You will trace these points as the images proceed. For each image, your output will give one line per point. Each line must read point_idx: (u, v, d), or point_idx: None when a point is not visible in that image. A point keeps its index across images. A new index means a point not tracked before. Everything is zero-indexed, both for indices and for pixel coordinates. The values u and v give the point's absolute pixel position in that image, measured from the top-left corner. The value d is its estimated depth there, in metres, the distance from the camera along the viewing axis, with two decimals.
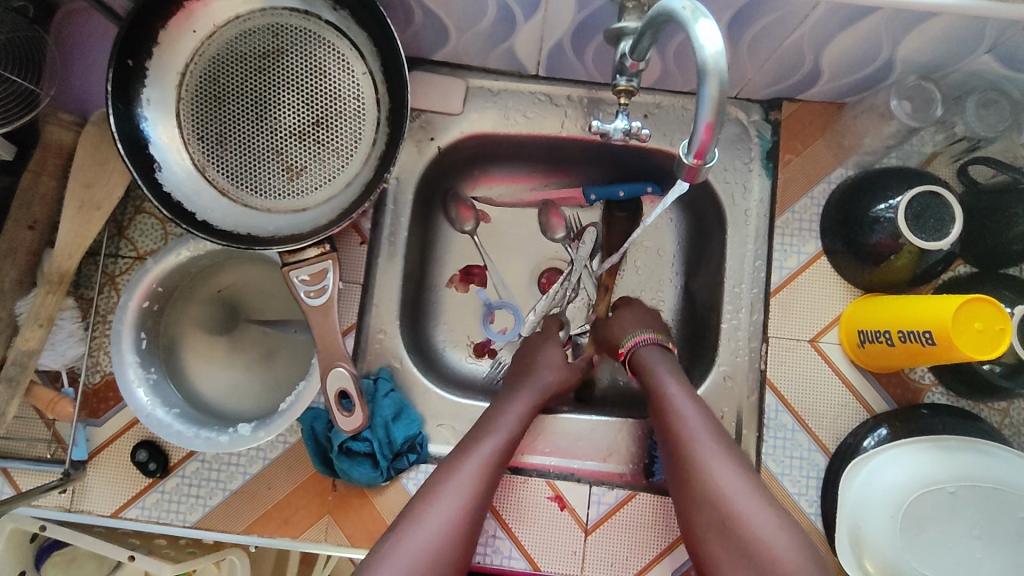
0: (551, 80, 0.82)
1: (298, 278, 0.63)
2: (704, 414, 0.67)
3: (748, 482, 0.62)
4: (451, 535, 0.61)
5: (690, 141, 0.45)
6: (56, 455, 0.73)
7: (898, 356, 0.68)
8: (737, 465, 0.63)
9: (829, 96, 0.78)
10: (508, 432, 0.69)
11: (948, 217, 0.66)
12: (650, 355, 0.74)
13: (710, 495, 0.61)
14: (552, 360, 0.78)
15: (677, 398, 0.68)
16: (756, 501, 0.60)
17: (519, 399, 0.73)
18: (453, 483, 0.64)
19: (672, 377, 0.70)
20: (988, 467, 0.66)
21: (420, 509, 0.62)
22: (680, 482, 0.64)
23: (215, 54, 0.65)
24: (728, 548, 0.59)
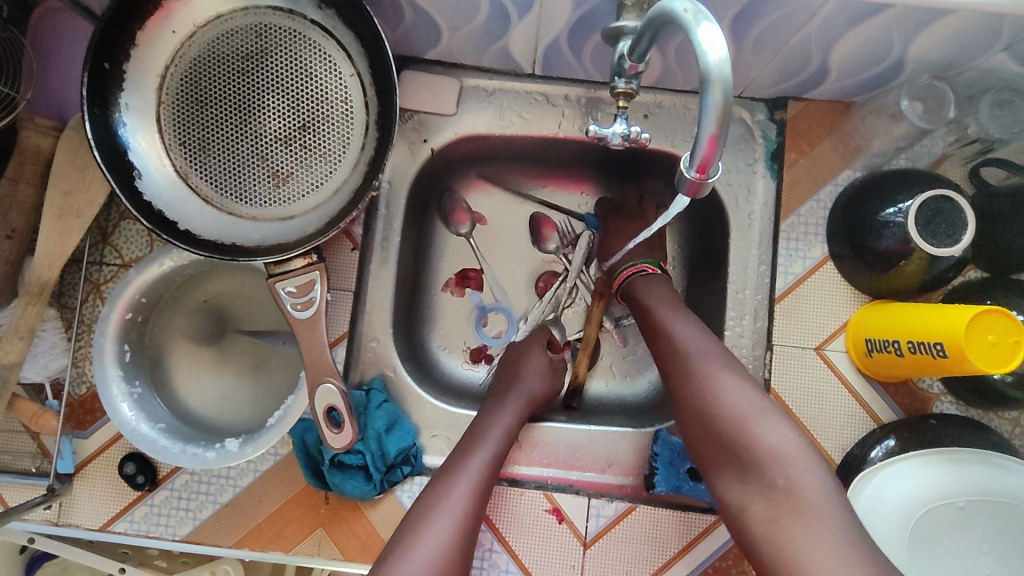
0: (548, 79, 0.79)
1: (284, 290, 0.61)
2: (694, 321, 0.66)
3: (738, 377, 0.60)
4: (446, 562, 0.57)
5: (692, 154, 0.42)
6: (42, 468, 0.72)
7: (907, 367, 0.66)
8: (727, 363, 0.61)
9: (836, 95, 0.75)
10: (494, 453, 0.66)
11: (960, 222, 0.63)
12: (642, 279, 0.73)
13: (698, 393, 0.60)
14: (536, 372, 0.77)
15: (666, 314, 0.67)
16: (746, 393, 0.58)
17: (507, 408, 0.71)
18: (444, 508, 0.60)
19: (663, 297, 0.70)
20: (995, 480, 0.64)
21: (411, 537, 0.57)
22: (673, 391, 0.63)
23: (195, 55, 0.62)
24: (718, 443, 0.58)
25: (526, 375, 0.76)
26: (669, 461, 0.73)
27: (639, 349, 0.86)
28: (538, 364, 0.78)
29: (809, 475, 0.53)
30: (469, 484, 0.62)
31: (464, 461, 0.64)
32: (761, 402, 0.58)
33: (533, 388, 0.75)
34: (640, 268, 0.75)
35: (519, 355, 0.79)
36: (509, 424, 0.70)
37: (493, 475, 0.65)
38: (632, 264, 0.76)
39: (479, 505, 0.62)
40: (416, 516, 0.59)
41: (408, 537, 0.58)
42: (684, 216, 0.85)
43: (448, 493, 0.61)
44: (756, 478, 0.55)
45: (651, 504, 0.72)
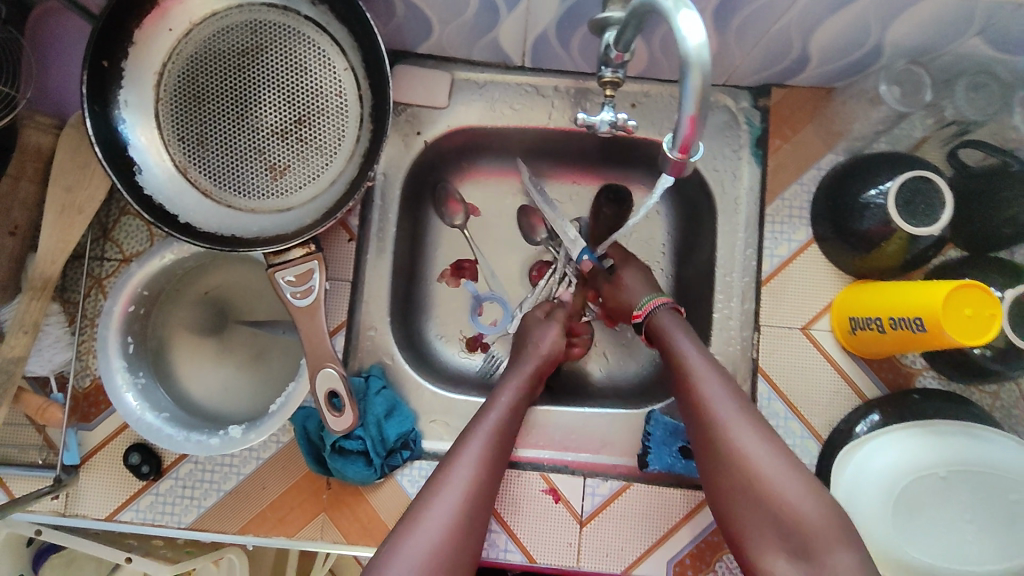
0: (538, 71, 0.81)
1: (284, 279, 0.63)
2: (724, 376, 0.65)
3: (772, 444, 0.60)
4: (448, 543, 0.58)
5: (674, 136, 0.44)
6: (48, 460, 0.73)
7: (889, 344, 0.68)
8: (760, 427, 0.61)
9: (818, 81, 0.77)
10: (491, 430, 0.67)
11: (938, 202, 0.66)
12: (664, 318, 0.72)
13: (732, 457, 0.60)
14: (542, 340, 0.77)
15: (698, 363, 0.66)
16: (780, 462, 0.58)
17: (513, 379, 0.73)
18: (445, 489, 0.61)
19: (690, 341, 0.68)
20: (978, 451, 0.65)
21: (414, 520, 0.59)
22: (702, 449, 0.63)
23: (192, 53, 0.64)
24: (751, 511, 0.58)
25: (531, 344, 0.78)
26: (661, 442, 0.75)
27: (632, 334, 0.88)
28: (546, 330, 0.79)
29: (847, 555, 0.53)
30: (471, 465, 0.63)
31: (463, 443, 0.65)
32: (797, 473, 0.58)
33: (538, 355, 0.76)
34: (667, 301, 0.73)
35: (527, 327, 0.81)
36: (515, 395, 0.72)
37: (495, 454, 0.66)
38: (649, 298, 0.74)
39: (484, 483, 0.63)
40: (421, 501, 0.61)
41: (411, 521, 0.59)
42: (673, 203, 0.87)
43: (449, 476, 0.62)
44: (797, 557, 0.54)
45: (645, 482, 0.74)
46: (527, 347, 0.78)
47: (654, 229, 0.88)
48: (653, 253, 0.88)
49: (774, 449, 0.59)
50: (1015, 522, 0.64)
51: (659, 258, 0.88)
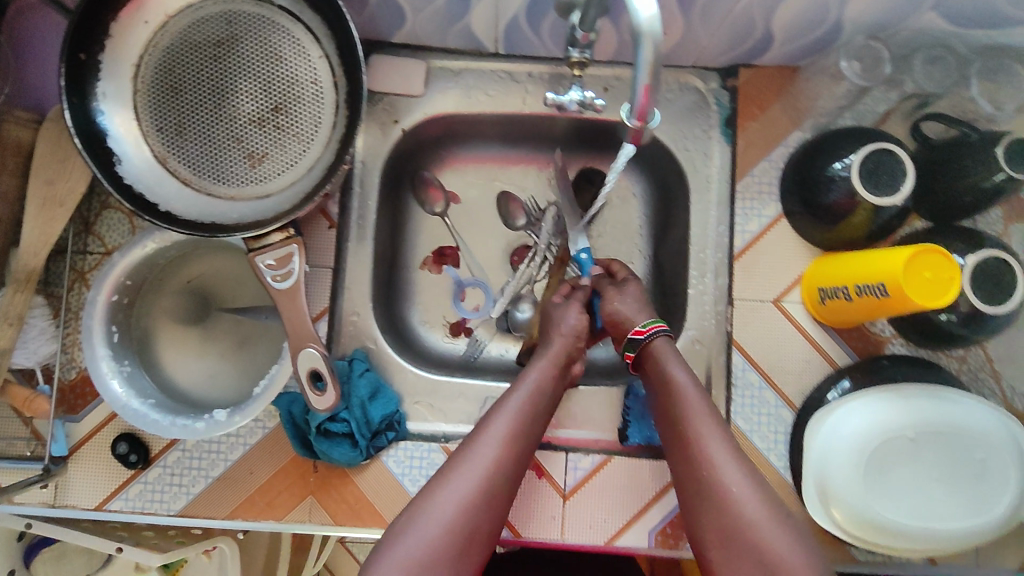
0: (512, 57, 0.82)
1: (263, 263, 0.64)
2: (715, 413, 0.63)
3: (759, 489, 0.57)
4: (467, 516, 0.57)
5: (631, 106, 0.47)
6: (36, 452, 0.74)
7: (856, 311, 0.70)
8: (748, 468, 0.59)
9: (783, 60, 0.79)
10: (516, 412, 0.65)
11: (900, 172, 0.68)
12: (663, 347, 0.69)
13: (716, 497, 0.57)
14: (566, 318, 0.74)
15: (692, 398, 0.64)
16: (765, 508, 0.56)
17: (542, 357, 0.71)
18: (468, 460, 0.60)
19: (683, 371, 0.66)
20: (947, 412, 0.68)
21: (433, 491, 0.59)
22: (687, 488, 0.60)
23: (169, 44, 0.65)
24: (732, 557, 0.55)
25: (555, 323, 0.74)
26: (641, 414, 0.78)
27: None
28: (567, 310, 0.75)
29: None
30: (494, 442, 0.62)
31: (488, 422, 0.64)
32: (781, 521, 0.55)
33: (563, 336, 0.73)
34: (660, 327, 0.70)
35: (548, 311, 0.77)
36: (545, 373, 0.69)
37: (522, 436, 0.64)
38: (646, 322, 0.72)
39: (509, 462, 0.61)
40: (440, 473, 0.60)
41: (428, 493, 0.59)
42: (648, 184, 0.89)
43: (471, 451, 0.61)
44: None
45: (625, 455, 0.76)
46: (551, 328, 0.75)
47: (630, 211, 0.90)
48: (630, 235, 0.90)
49: (760, 493, 0.57)
50: (978, 478, 0.68)
51: (636, 239, 0.90)
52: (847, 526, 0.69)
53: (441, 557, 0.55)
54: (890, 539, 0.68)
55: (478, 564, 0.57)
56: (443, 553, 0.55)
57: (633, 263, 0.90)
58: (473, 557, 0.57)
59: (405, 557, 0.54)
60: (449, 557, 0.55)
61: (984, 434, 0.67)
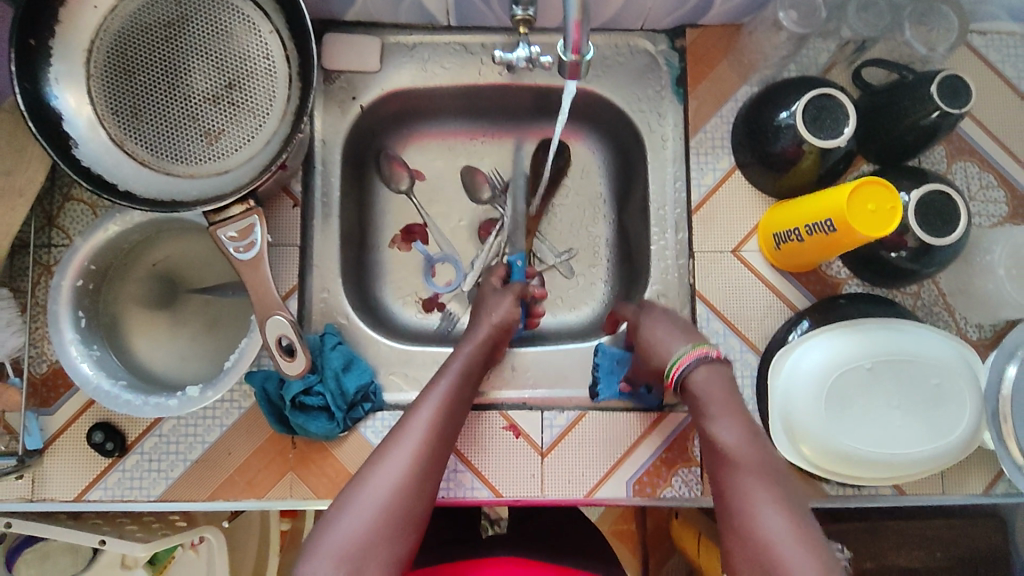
0: (465, 30, 0.84)
1: (226, 235, 0.65)
2: (761, 455, 0.58)
3: (804, 540, 0.52)
4: (401, 498, 0.58)
5: (566, 41, 0.52)
6: (10, 447, 0.73)
7: (811, 252, 0.72)
8: (794, 516, 0.54)
9: (727, 18, 0.82)
10: (444, 396, 0.66)
11: (842, 115, 0.70)
12: (702, 381, 0.64)
13: (758, 549, 0.53)
14: (501, 300, 0.77)
15: (732, 442, 0.60)
16: (811, 561, 0.51)
17: (465, 344, 0.73)
18: (400, 439, 0.62)
19: (727, 412, 0.61)
20: (901, 341, 0.71)
21: (369, 470, 0.60)
22: (729, 538, 0.56)
23: (118, 28, 0.65)
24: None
25: (489, 307, 0.77)
26: (607, 371, 0.79)
27: (580, 281, 0.91)
28: (503, 298, 0.77)
29: None
30: (424, 423, 0.63)
31: (417, 405, 0.65)
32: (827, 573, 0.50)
33: (494, 321, 0.75)
34: (699, 355, 0.65)
35: (483, 295, 0.79)
36: (471, 357, 0.72)
37: (450, 418, 0.65)
38: (682, 352, 0.66)
39: (438, 442, 0.63)
40: (377, 453, 0.61)
41: (368, 469, 0.60)
42: (609, 149, 0.91)
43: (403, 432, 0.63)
44: None
45: (600, 409, 0.78)
46: (482, 312, 0.77)
47: (593, 177, 0.92)
48: (595, 200, 0.92)
49: (807, 545, 0.52)
50: (936, 403, 0.71)
51: (600, 205, 0.92)
52: (817, 460, 0.71)
53: (377, 538, 0.56)
54: (856, 468, 0.71)
55: (416, 544, 0.59)
56: (379, 533, 0.56)
57: (598, 228, 0.92)
58: (410, 539, 0.58)
59: (343, 538, 0.55)
60: (385, 537, 0.56)
61: (937, 359, 0.71)
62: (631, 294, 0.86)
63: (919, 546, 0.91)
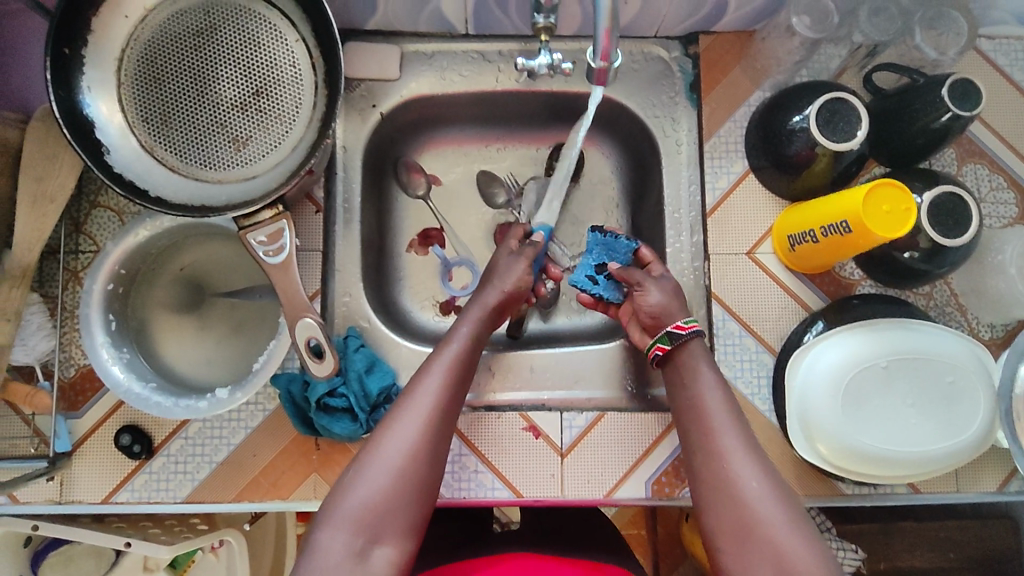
0: (482, 38, 0.86)
1: (256, 240, 0.67)
2: (734, 413, 0.62)
3: (774, 488, 0.57)
4: (412, 468, 0.59)
5: (595, 47, 0.54)
6: (39, 450, 0.74)
7: (825, 253, 0.73)
8: (760, 459, 0.59)
9: (740, 25, 0.83)
10: (451, 364, 0.65)
11: (854, 119, 0.72)
12: (695, 346, 0.67)
13: (736, 501, 0.57)
14: (512, 266, 0.75)
15: (709, 392, 0.63)
16: (778, 500, 0.56)
17: (470, 311, 0.71)
18: (408, 408, 0.61)
19: (709, 367, 0.65)
20: (914, 341, 0.72)
21: (379, 439, 0.60)
22: (704, 489, 0.59)
23: (149, 37, 0.67)
24: (747, 558, 0.55)
25: (500, 272, 0.75)
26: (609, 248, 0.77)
27: None
28: (515, 264, 0.76)
29: None
30: (432, 390, 0.63)
31: (423, 374, 0.64)
32: (796, 522, 0.55)
33: (503, 290, 0.73)
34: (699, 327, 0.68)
35: (495, 261, 0.77)
36: (476, 324, 0.70)
37: (457, 384, 0.64)
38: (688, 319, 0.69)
39: (446, 411, 0.62)
40: (385, 423, 0.61)
41: (376, 439, 0.60)
42: (622, 153, 0.92)
43: (411, 401, 0.62)
44: None
45: (618, 411, 0.79)
46: (492, 278, 0.75)
47: (607, 181, 0.94)
48: (609, 204, 0.93)
49: (779, 499, 0.57)
50: (950, 402, 0.72)
51: (615, 208, 0.93)
52: (833, 458, 0.72)
53: (391, 508, 0.57)
54: (873, 465, 0.72)
55: (429, 511, 0.60)
56: (392, 503, 0.57)
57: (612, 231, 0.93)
58: (422, 508, 0.59)
59: (357, 509, 0.56)
60: (398, 507, 0.57)
61: (951, 359, 0.72)
62: None
63: (933, 547, 0.92)
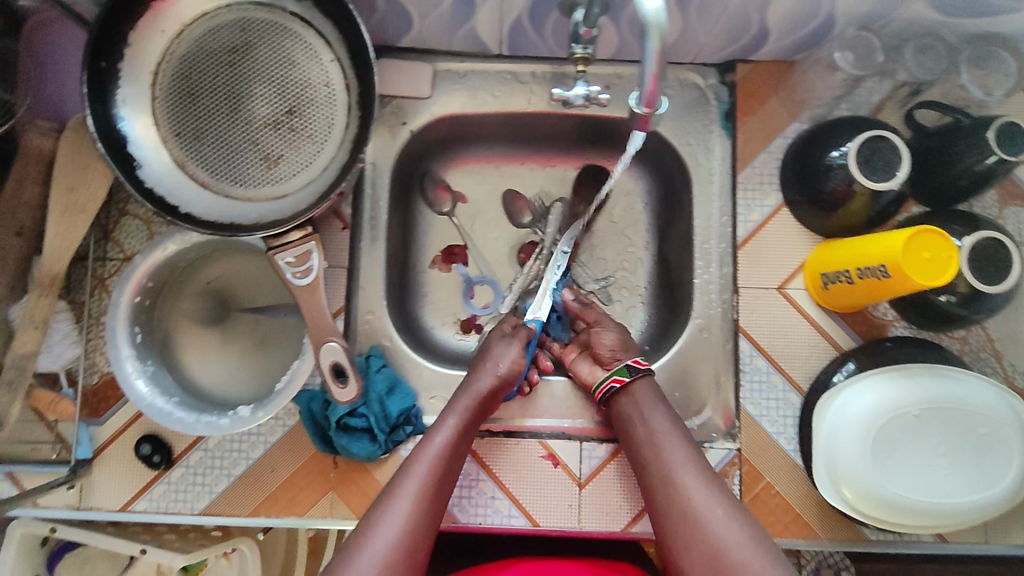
0: (515, 59, 0.85)
1: (284, 260, 0.68)
2: (689, 446, 0.67)
3: (731, 507, 0.61)
4: (395, 565, 0.59)
5: (640, 94, 0.53)
6: (61, 455, 0.75)
7: (859, 294, 0.72)
8: (715, 486, 0.63)
9: (779, 55, 0.82)
10: (435, 458, 0.66)
11: (895, 159, 0.70)
12: (644, 391, 0.72)
13: (698, 529, 0.60)
14: (506, 349, 0.77)
15: (662, 430, 0.68)
16: (735, 521, 0.60)
17: (458, 402, 0.72)
18: (391, 507, 0.62)
19: (661, 409, 0.70)
20: (950, 389, 0.70)
21: (362, 540, 0.60)
22: (669, 524, 0.62)
23: (184, 52, 0.67)
24: None
25: (492, 357, 0.76)
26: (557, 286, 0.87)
27: (618, 308, 0.90)
28: (509, 347, 0.78)
29: None
30: (415, 486, 0.64)
31: (407, 468, 0.65)
32: (759, 543, 0.58)
33: (495, 375, 0.74)
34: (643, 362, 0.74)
35: (490, 341, 0.79)
36: (463, 415, 0.71)
37: (440, 479, 0.66)
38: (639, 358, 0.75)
39: (429, 508, 0.63)
40: (369, 519, 0.62)
41: (360, 533, 0.61)
42: (652, 178, 0.91)
43: (394, 496, 0.63)
44: None
45: None
46: (483, 361, 0.76)
47: (635, 206, 0.92)
48: (637, 229, 0.92)
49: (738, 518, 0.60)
50: (983, 453, 0.70)
51: (642, 233, 0.92)
52: (859, 505, 0.71)
53: None
54: (900, 515, 0.70)
55: None
56: None
57: (638, 257, 0.92)
58: None
59: None
60: None
61: (986, 410, 0.70)
62: (672, 326, 0.86)
63: None
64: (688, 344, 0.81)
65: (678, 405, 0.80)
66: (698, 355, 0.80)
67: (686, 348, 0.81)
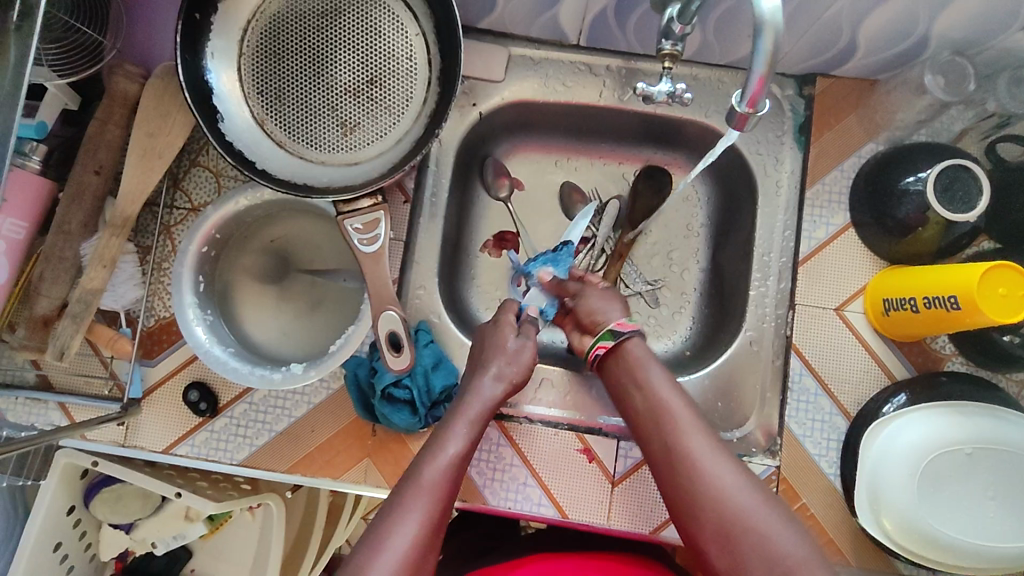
0: (592, 51, 0.85)
1: (352, 226, 0.69)
2: (693, 411, 0.66)
3: (744, 474, 0.61)
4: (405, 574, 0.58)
5: (743, 92, 0.52)
6: (113, 392, 0.77)
7: (921, 323, 0.71)
8: (723, 453, 0.63)
9: (863, 73, 0.81)
10: (447, 466, 0.64)
11: (975, 191, 0.68)
12: (639, 350, 0.71)
13: (713, 499, 0.60)
14: (520, 352, 0.75)
15: (665, 394, 0.67)
16: (749, 485, 0.60)
17: (468, 409, 0.69)
18: (401, 518, 0.60)
19: (660, 370, 0.69)
20: (1005, 432, 0.68)
21: (371, 553, 0.58)
22: (679, 494, 0.62)
23: (275, 13, 0.68)
24: (736, 556, 0.58)
25: (505, 358, 0.73)
26: (553, 258, 0.87)
27: (665, 311, 0.90)
28: (523, 350, 0.75)
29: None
30: (428, 497, 0.62)
31: (418, 474, 0.63)
32: (773, 507, 0.59)
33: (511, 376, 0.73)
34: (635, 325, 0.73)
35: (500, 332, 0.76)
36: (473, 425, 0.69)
37: (451, 489, 0.64)
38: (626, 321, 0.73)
39: (439, 520, 0.62)
40: (377, 531, 0.60)
41: (372, 538, 0.59)
42: (715, 184, 0.90)
43: (407, 503, 0.61)
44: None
45: None
46: (496, 356, 0.74)
47: (694, 211, 0.92)
48: (692, 234, 0.91)
49: (751, 486, 0.61)
50: None
51: (697, 240, 0.91)
52: (898, 537, 0.70)
53: None
54: (939, 552, 0.69)
55: None
56: None
57: (690, 264, 0.91)
58: None
59: None
60: None
61: None
62: (719, 335, 0.85)
63: None
64: (735, 357, 0.80)
65: (719, 415, 0.79)
66: (744, 368, 0.80)
67: (733, 359, 0.80)
